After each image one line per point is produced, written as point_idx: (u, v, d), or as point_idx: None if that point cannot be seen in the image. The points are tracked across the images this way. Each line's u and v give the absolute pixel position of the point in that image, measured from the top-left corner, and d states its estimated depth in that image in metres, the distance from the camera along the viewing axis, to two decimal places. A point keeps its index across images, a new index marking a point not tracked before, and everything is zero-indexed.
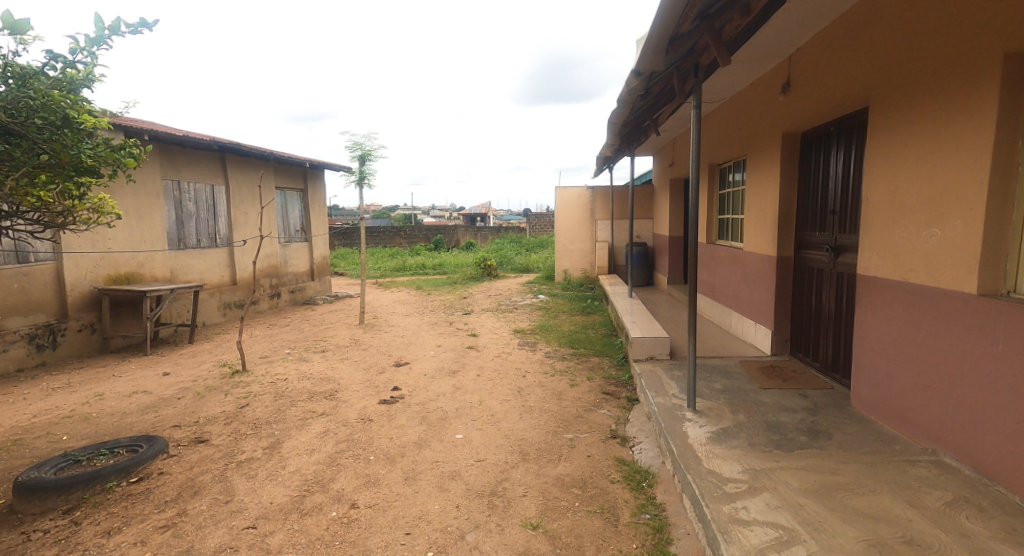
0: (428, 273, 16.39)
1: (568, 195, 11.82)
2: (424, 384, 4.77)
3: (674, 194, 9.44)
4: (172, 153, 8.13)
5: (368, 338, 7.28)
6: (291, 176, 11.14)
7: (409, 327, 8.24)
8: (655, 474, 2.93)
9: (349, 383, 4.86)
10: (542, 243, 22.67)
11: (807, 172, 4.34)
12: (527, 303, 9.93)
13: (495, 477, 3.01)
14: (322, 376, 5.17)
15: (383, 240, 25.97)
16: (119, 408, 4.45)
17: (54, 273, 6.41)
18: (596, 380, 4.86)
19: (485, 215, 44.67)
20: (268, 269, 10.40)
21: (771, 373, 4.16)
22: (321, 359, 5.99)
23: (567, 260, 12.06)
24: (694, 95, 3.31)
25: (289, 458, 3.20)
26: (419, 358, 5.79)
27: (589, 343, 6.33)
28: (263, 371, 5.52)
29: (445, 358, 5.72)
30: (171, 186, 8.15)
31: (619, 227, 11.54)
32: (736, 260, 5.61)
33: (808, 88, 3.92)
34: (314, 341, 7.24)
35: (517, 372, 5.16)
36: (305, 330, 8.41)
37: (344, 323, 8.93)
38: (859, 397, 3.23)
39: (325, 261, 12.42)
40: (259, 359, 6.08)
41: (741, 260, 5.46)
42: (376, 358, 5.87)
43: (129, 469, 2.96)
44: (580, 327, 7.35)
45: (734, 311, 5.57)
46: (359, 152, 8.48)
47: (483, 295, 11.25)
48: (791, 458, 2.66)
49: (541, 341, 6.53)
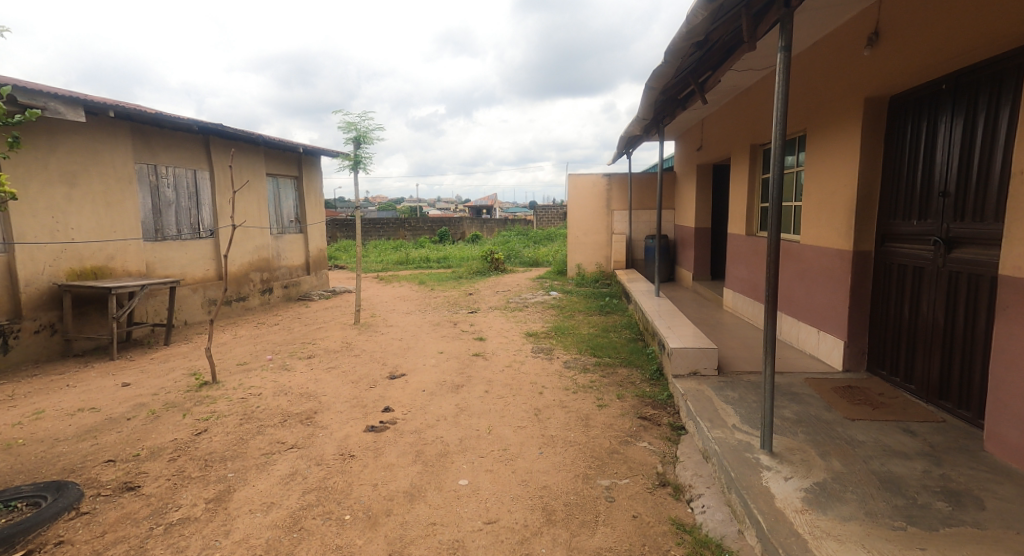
0: (433, 266, 15.65)
1: (582, 183, 10.99)
2: (421, 404, 3.98)
3: (702, 182, 8.59)
4: (149, 133, 7.35)
5: (362, 340, 6.50)
6: (285, 161, 10.37)
7: (409, 327, 7.46)
8: (733, 552, 2.16)
9: (333, 401, 4.08)
10: (551, 236, 21.88)
11: (898, 145, 3.51)
12: (538, 300, 9.11)
13: (512, 553, 2.23)
14: (303, 391, 4.38)
15: (386, 232, 25.18)
16: (53, 432, 3.68)
17: (5, 267, 5.67)
18: (628, 400, 4.07)
19: (491, 206, 43.68)
20: (258, 262, 9.64)
21: (853, 397, 3.35)
22: (306, 366, 5.21)
23: (581, 254, 11.24)
24: (782, 31, 2.48)
25: (236, 518, 2.42)
26: (418, 367, 5.00)
27: (614, 351, 5.53)
28: (236, 382, 4.73)
29: (447, 369, 4.92)
30: (147, 170, 7.37)
31: (637, 218, 10.69)
32: (790, 255, 4.79)
33: (916, 35, 3.08)
34: (302, 344, 6.46)
35: (532, 387, 4.36)
36: (295, 330, 7.65)
37: (339, 321, 8.17)
38: (997, 441, 2.43)
39: (322, 253, 11.67)
40: (235, 367, 5.30)
41: (797, 255, 4.63)
42: (368, 366, 5.09)
43: (11, 540, 2.17)
44: (601, 330, 6.54)
45: (786, 315, 4.77)
46: (353, 133, 7.64)
47: (490, 291, 10.45)
48: (942, 545, 1.88)
49: (558, 347, 5.72)
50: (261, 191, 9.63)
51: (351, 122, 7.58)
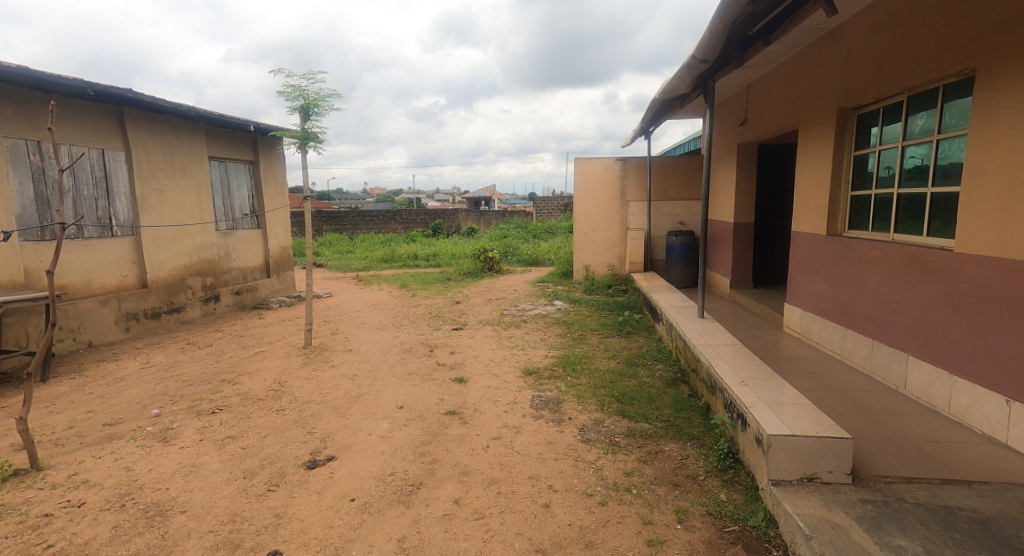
0: (420, 265, 13.97)
1: (592, 169, 9.21)
2: (338, 542, 2.30)
3: (744, 167, 6.84)
4: (30, 101, 5.62)
5: (302, 379, 4.76)
6: (234, 142, 8.62)
7: (371, 353, 5.76)
8: None
9: (190, 529, 2.38)
10: (550, 229, 20.23)
11: None
12: (539, 313, 7.39)
13: None
14: (157, 497, 2.65)
15: (376, 225, 23.49)
16: None
17: None
18: (699, 528, 2.40)
19: (490, 199, 41.97)
20: (200, 265, 7.92)
21: None
22: (196, 434, 3.48)
23: (589, 253, 9.51)
24: None
25: None
26: (358, 441, 3.30)
27: (651, 407, 3.83)
28: (66, 470, 2.99)
29: (402, 448, 3.19)
30: (28, 148, 5.64)
31: (657, 211, 8.97)
32: (947, 272, 3.10)
33: None
34: (220, 383, 4.72)
35: (533, 494, 2.69)
36: (227, 355, 5.95)
37: (287, 342, 6.48)
38: None
39: (284, 252, 9.93)
40: (94, 435, 3.56)
41: (970, 273, 2.94)
42: (286, 437, 3.37)
43: None
44: (625, 364, 4.86)
45: (944, 365, 3.10)
46: (299, 101, 5.85)
47: (481, 299, 8.75)
48: None
49: (569, 399, 4.00)
50: (203, 179, 7.91)
51: (296, 85, 5.79)
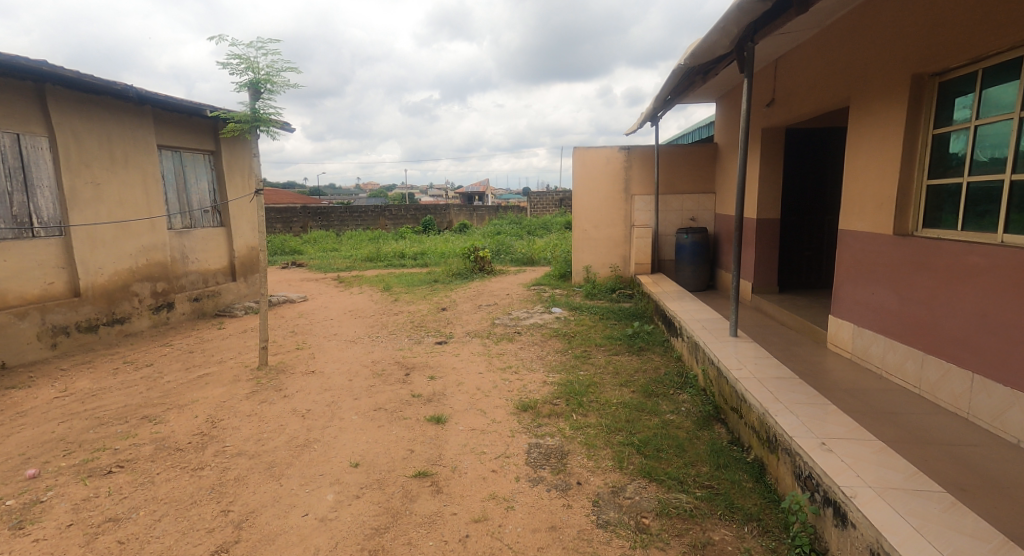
0: (407, 265, 13.03)
1: (592, 159, 8.28)
2: None
3: (772, 155, 5.93)
4: None
5: (241, 417, 3.80)
6: (192, 129, 7.63)
7: (336, 376, 4.83)
8: None
9: None
10: (546, 225, 19.37)
11: None
12: (534, 323, 6.48)
13: None
14: None
15: (364, 221, 22.50)
16: None
17: None
18: None
19: (484, 193, 41.03)
20: (150, 269, 6.95)
21: None
22: (70, 512, 2.55)
23: (590, 253, 8.59)
24: None
25: None
26: (287, 528, 2.38)
27: (683, 463, 2.93)
28: None
29: (344, 542, 2.27)
30: None
31: (665, 206, 8.07)
32: None
33: None
34: (137, 423, 3.76)
35: None
36: (164, 378, 5.00)
37: (240, 360, 5.53)
38: None
39: (253, 252, 8.94)
40: None
41: None
42: (188, 521, 2.44)
43: None
44: (642, 397, 3.96)
45: None
46: (248, 76, 4.88)
47: (470, 304, 7.84)
48: None
49: (577, 450, 3.10)
50: (153, 170, 6.93)
51: (244, 57, 4.81)
